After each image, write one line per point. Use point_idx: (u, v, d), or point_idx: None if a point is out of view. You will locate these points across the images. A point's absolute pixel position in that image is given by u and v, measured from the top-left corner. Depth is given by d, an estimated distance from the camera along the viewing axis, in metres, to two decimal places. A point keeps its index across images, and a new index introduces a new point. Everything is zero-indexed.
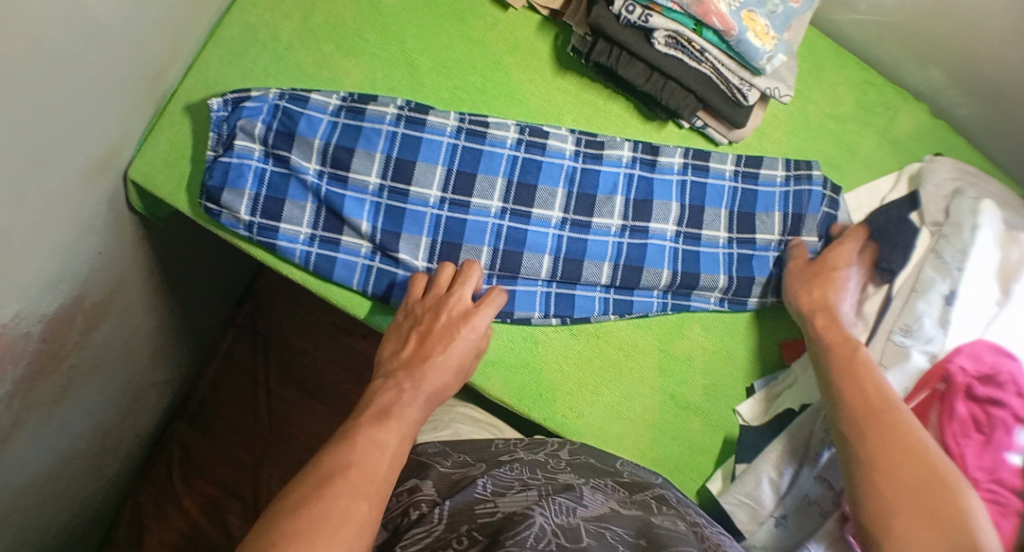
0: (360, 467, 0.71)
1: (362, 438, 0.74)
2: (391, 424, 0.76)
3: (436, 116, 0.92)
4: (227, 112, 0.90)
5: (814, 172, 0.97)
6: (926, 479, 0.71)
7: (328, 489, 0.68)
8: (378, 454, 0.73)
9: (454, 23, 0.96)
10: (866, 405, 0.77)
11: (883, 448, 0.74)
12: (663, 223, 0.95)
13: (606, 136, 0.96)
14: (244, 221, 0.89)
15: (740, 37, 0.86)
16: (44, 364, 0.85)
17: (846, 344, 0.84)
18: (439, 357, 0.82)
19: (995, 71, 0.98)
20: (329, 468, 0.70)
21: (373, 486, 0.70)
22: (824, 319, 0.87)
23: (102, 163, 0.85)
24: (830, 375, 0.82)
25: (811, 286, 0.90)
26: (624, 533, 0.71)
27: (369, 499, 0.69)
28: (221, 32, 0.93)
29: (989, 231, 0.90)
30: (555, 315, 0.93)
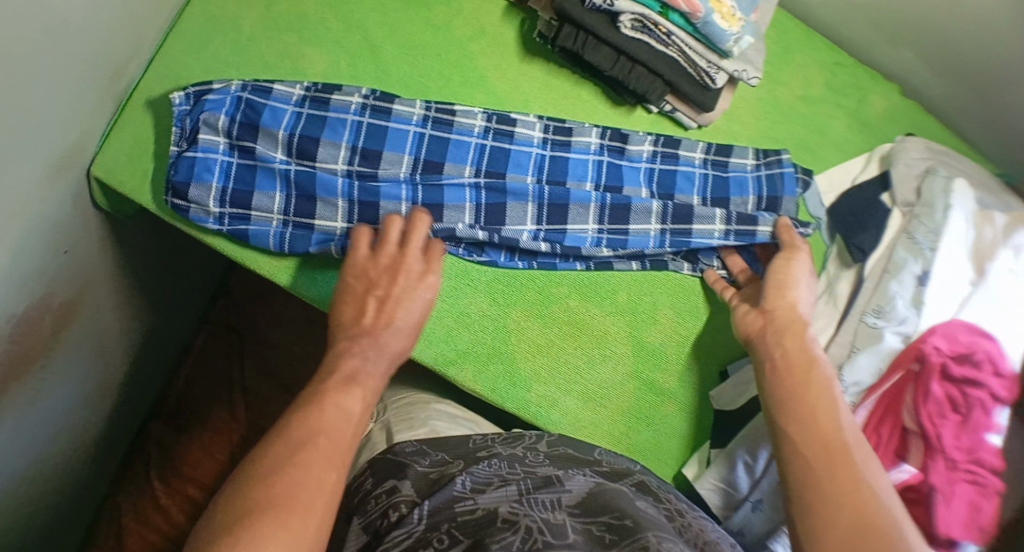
0: (322, 441, 0.69)
1: (328, 403, 0.73)
2: (358, 390, 0.75)
3: (401, 104, 0.91)
4: (189, 105, 0.89)
5: (783, 156, 0.96)
6: (861, 518, 0.66)
7: (297, 461, 0.67)
8: (342, 427, 0.72)
9: (418, 11, 0.95)
10: (822, 443, 0.73)
11: (834, 494, 0.69)
12: (644, 223, 0.92)
13: (574, 122, 0.95)
14: (214, 214, 0.88)
15: (706, 18, 0.85)
16: (13, 365, 0.84)
17: (803, 360, 0.80)
18: (411, 313, 0.81)
19: (962, 49, 0.98)
20: (298, 438, 0.69)
21: (338, 458, 0.69)
22: (800, 324, 0.83)
23: (64, 159, 0.84)
24: (783, 393, 0.78)
25: (779, 288, 0.86)
26: (608, 521, 0.69)
27: (338, 468, 0.69)
28: (181, 24, 0.92)
29: (961, 210, 0.90)
30: (545, 240, 0.92)
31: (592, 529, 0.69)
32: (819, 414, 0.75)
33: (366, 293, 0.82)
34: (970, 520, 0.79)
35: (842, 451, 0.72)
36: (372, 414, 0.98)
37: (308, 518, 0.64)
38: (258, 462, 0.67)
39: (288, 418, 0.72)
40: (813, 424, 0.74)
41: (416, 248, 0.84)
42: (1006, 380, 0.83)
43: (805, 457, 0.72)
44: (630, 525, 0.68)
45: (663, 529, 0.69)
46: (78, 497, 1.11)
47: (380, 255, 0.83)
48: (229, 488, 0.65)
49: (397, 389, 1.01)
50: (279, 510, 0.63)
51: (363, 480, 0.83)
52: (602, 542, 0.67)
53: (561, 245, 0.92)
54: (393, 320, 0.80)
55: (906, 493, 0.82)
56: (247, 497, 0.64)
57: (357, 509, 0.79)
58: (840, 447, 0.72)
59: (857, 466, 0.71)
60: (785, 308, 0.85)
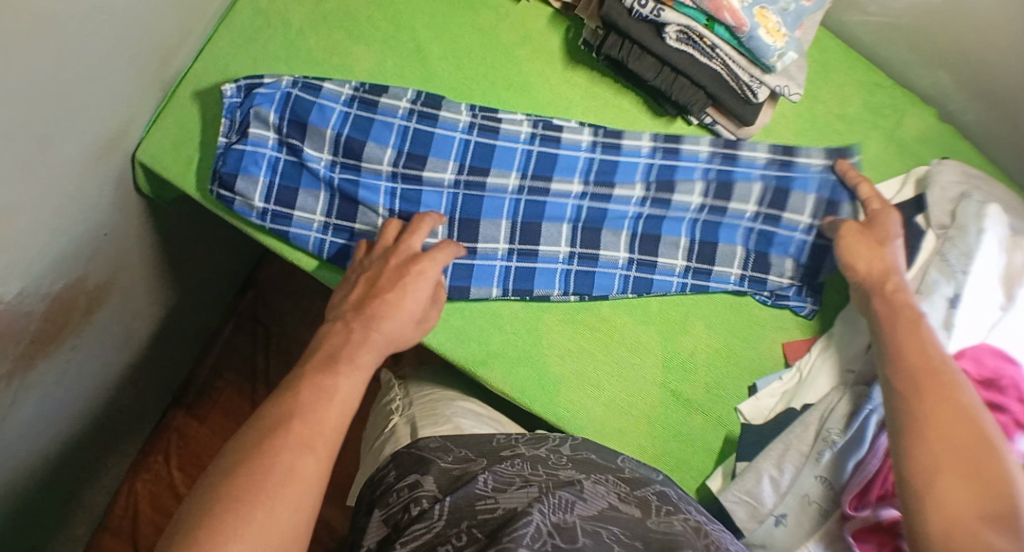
0: (300, 431, 0.65)
1: (306, 385, 0.68)
2: (341, 371, 0.70)
3: (448, 110, 0.92)
4: (240, 98, 0.89)
5: (852, 158, 0.95)
6: (971, 437, 0.72)
7: (276, 446, 0.63)
8: (325, 408, 0.67)
9: (466, 13, 0.96)
10: (921, 368, 0.77)
11: (931, 415, 0.74)
12: (687, 195, 0.95)
13: (622, 129, 0.96)
14: (257, 208, 0.89)
15: (751, 33, 0.85)
16: (43, 345, 0.84)
17: (912, 311, 0.81)
18: (399, 298, 0.77)
19: (1002, 78, 0.99)
20: (275, 422, 0.65)
21: (316, 448, 0.65)
22: (895, 282, 0.84)
23: (108, 143, 0.84)
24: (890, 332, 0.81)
25: (866, 256, 0.86)
26: (620, 535, 0.70)
27: (316, 453, 0.64)
28: (232, 16, 0.93)
29: (994, 235, 0.90)
30: (574, 293, 0.93)
31: (602, 536, 0.69)
32: (925, 339, 0.79)
33: (364, 275, 0.80)
34: None
35: (945, 376, 0.76)
36: (398, 407, 1.00)
37: (287, 505, 0.61)
38: (240, 452, 0.63)
39: (272, 401, 0.67)
40: (914, 347, 0.78)
41: (415, 236, 0.82)
42: None
43: (914, 376, 0.76)
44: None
45: (680, 546, 0.68)
46: (102, 473, 1.11)
47: (382, 252, 0.82)
48: (204, 478, 0.62)
49: (423, 383, 1.02)
50: (253, 498, 0.60)
51: (387, 472, 0.84)
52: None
53: (590, 293, 0.94)
54: (382, 294, 0.77)
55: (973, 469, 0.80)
56: (226, 486, 0.61)
57: (379, 500, 0.80)
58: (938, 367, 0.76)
59: (956, 385, 0.75)
60: (877, 263, 0.86)
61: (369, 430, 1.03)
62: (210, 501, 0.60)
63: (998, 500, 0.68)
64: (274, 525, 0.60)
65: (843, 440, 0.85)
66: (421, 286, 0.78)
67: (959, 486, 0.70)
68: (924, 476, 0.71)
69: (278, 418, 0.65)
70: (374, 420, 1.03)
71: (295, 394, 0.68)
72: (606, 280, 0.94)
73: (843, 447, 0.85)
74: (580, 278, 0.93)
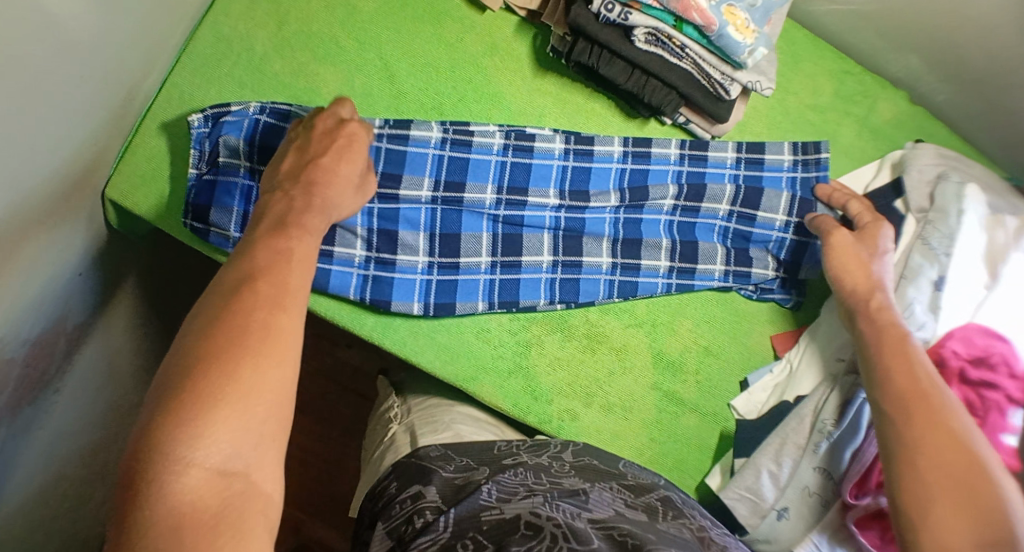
0: (264, 299, 0.62)
1: (261, 247, 0.66)
2: (291, 263, 0.65)
3: (419, 128, 0.90)
4: (207, 128, 0.89)
5: (823, 156, 0.96)
6: (964, 465, 0.71)
7: (244, 315, 0.60)
8: (284, 294, 0.63)
9: (431, 26, 0.95)
10: (908, 389, 0.77)
11: (921, 442, 0.73)
12: (660, 199, 0.95)
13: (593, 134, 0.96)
14: (233, 238, 0.87)
15: (720, 32, 0.85)
16: (28, 391, 0.83)
17: (895, 330, 0.82)
18: (352, 164, 0.78)
19: (972, 56, 0.99)
20: (231, 311, 0.60)
21: (284, 309, 0.62)
22: (880, 299, 0.84)
23: (78, 182, 0.83)
24: (875, 357, 0.81)
25: (853, 270, 0.87)
26: (631, 533, 0.69)
27: (282, 341, 0.60)
28: (193, 45, 0.92)
29: (974, 214, 0.90)
30: (560, 301, 0.93)
31: (613, 536, 0.68)
32: (912, 363, 0.79)
33: (282, 186, 0.74)
34: None
35: (934, 400, 0.76)
36: (397, 415, 0.99)
37: (274, 370, 0.59)
38: (204, 324, 0.60)
39: (228, 267, 0.65)
40: (901, 371, 0.78)
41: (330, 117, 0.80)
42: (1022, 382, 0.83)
43: (902, 403, 0.76)
44: (652, 539, 0.68)
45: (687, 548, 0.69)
46: None
47: (311, 120, 0.79)
48: (162, 376, 0.57)
49: (415, 394, 1.02)
50: (233, 367, 0.58)
51: (388, 483, 0.83)
52: (624, 546, 0.67)
53: (577, 300, 0.93)
54: (312, 184, 0.74)
55: None
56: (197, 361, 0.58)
57: (382, 513, 0.78)
58: (926, 391, 0.76)
59: (945, 409, 0.75)
60: (866, 277, 0.86)
61: (369, 438, 1.02)
62: (185, 372, 0.57)
63: (996, 527, 0.67)
64: (262, 388, 0.58)
65: (839, 431, 0.85)
66: (362, 149, 0.79)
67: (955, 515, 0.69)
68: (917, 508, 0.71)
69: (234, 308, 0.60)
70: (373, 429, 1.03)
71: (252, 258, 0.65)
72: (591, 286, 0.93)
73: (840, 436, 0.85)
74: (563, 286, 0.93)
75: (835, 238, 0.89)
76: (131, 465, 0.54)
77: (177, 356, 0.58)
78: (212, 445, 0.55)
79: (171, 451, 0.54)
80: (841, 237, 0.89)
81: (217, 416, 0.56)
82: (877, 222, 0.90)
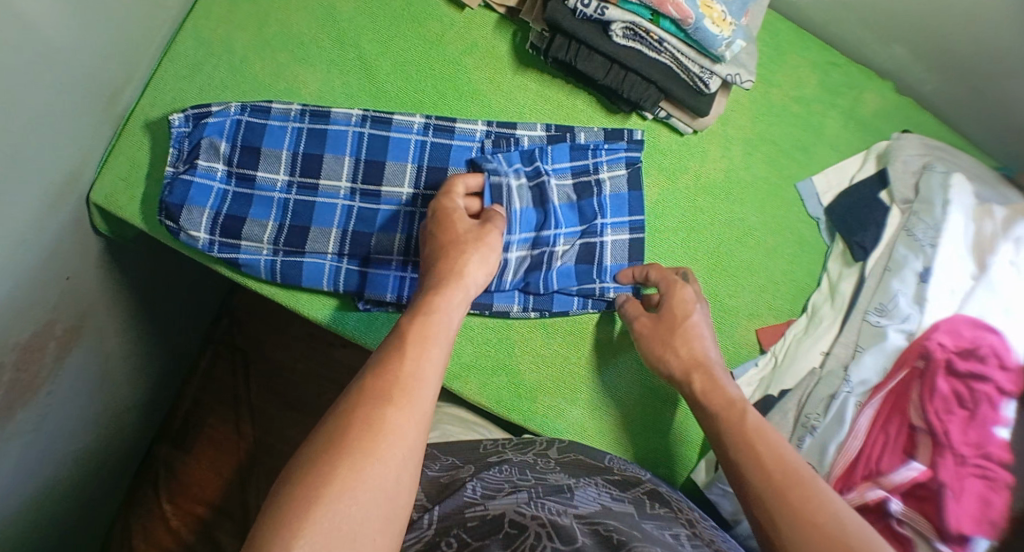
0: (404, 377, 0.67)
1: (427, 327, 0.70)
2: (435, 316, 0.71)
3: (401, 115, 0.92)
4: (189, 127, 0.89)
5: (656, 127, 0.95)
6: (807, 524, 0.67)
7: (375, 412, 0.64)
8: (429, 347, 0.69)
9: (410, 25, 0.96)
10: (765, 482, 0.71)
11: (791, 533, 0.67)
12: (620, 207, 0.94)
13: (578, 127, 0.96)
14: (203, 239, 0.88)
15: (697, 25, 0.85)
16: (17, 393, 0.84)
17: (730, 410, 0.78)
18: (450, 264, 0.76)
19: (954, 45, 0.98)
20: (415, 339, 0.69)
21: (414, 411, 0.65)
22: (700, 379, 0.81)
23: (63, 186, 0.84)
24: (727, 451, 0.75)
25: (671, 345, 0.84)
26: (614, 527, 0.70)
27: (432, 373, 0.68)
28: (174, 49, 0.93)
29: (960, 205, 0.90)
30: (534, 308, 0.92)
31: (599, 531, 0.69)
32: (759, 448, 0.73)
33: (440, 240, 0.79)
34: (980, 515, 0.76)
35: (798, 483, 0.70)
36: None
37: (385, 475, 0.62)
38: (324, 438, 0.63)
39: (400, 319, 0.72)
40: (755, 459, 0.73)
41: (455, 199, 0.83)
42: (1013, 374, 0.81)
43: (765, 505, 0.70)
44: (637, 535, 0.68)
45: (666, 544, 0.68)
46: (93, 516, 1.11)
47: (440, 203, 0.82)
48: (333, 410, 0.65)
49: None
50: (347, 479, 0.61)
51: None
52: (609, 543, 0.68)
53: (550, 310, 0.92)
54: (465, 273, 0.76)
55: (980, 460, 0.79)
56: (315, 482, 0.61)
57: None
58: (793, 477, 0.70)
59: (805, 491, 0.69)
60: (679, 357, 0.84)
61: None
62: (350, 399, 0.65)
63: None
64: (372, 497, 0.61)
65: (823, 424, 0.86)
66: (486, 252, 0.78)
67: None
68: None
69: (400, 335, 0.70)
70: None
71: (395, 360, 0.68)
72: (565, 279, 0.92)
73: (823, 431, 0.86)
74: (530, 277, 0.92)
75: (638, 326, 0.88)
76: (296, 471, 0.62)
77: (353, 388, 0.66)
78: (345, 465, 0.61)
79: (318, 467, 0.61)
80: (644, 320, 0.87)
81: (353, 445, 0.62)
82: (672, 291, 0.87)
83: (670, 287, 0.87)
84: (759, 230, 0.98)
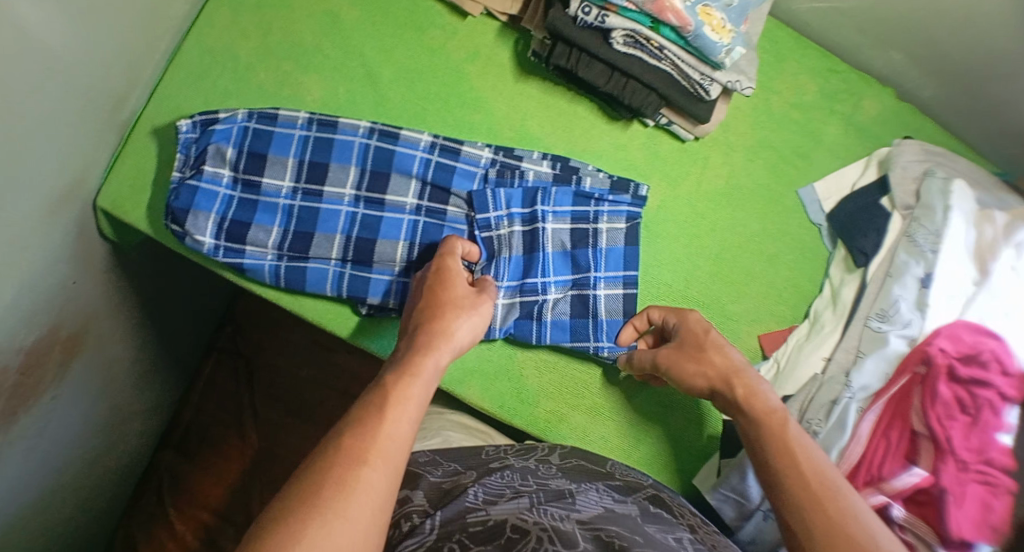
0: (380, 442, 0.67)
1: (403, 386, 0.72)
2: (414, 376, 0.73)
3: (409, 130, 0.93)
4: (196, 134, 0.90)
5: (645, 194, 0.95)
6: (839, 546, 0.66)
7: (350, 471, 0.65)
8: (405, 405, 0.71)
9: (413, 33, 0.96)
10: (811, 496, 0.69)
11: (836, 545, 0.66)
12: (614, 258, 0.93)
13: (580, 163, 0.96)
14: (209, 244, 0.88)
15: (696, 32, 0.86)
16: (22, 397, 0.85)
17: (772, 418, 0.75)
18: (439, 322, 0.78)
19: (953, 51, 0.98)
20: (391, 398, 0.71)
21: (385, 465, 0.66)
22: (743, 386, 0.78)
23: (69, 191, 0.85)
24: (771, 463, 0.72)
25: (703, 357, 0.81)
26: (616, 531, 0.70)
27: (405, 430, 0.69)
28: (179, 57, 0.94)
29: (961, 210, 0.90)
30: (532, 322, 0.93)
31: (600, 536, 0.69)
32: (796, 456, 0.72)
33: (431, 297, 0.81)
34: (981, 518, 0.78)
35: (832, 494, 0.69)
36: None
37: (353, 527, 0.62)
38: (295, 488, 0.64)
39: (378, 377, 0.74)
40: (794, 473, 0.71)
41: (453, 260, 0.84)
42: (1014, 379, 0.82)
43: (801, 513, 0.68)
44: (639, 541, 0.68)
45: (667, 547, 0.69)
46: (97, 520, 1.12)
47: (425, 273, 0.85)
48: (306, 463, 0.66)
49: None
50: (314, 529, 0.61)
51: None
52: (610, 546, 0.67)
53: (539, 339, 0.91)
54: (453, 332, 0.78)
55: (982, 468, 0.79)
56: (282, 532, 0.61)
57: None
58: (830, 484, 0.70)
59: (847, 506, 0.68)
60: (712, 368, 0.80)
61: None
62: (324, 453, 0.66)
63: None
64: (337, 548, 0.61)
65: (825, 429, 0.86)
66: (477, 317, 0.81)
67: None
68: None
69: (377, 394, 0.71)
70: None
71: (370, 416, 0.69)
72: (558, 333, 0.91)
73: (826, 436, 0.86)
74: (520, 326, 0.92)
75: (661, 349, 0.84)
76: (266, 519, 0.62)
77: (328, 444, 0.67)
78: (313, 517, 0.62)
79: (288, 518, 0.62)
80: (667, 343, 0.84)
81: (322, 498, 0.63)
82: (682, 317, 0.85)
83: (681, 314, 0.86)
84: (759, 236, 0.98)
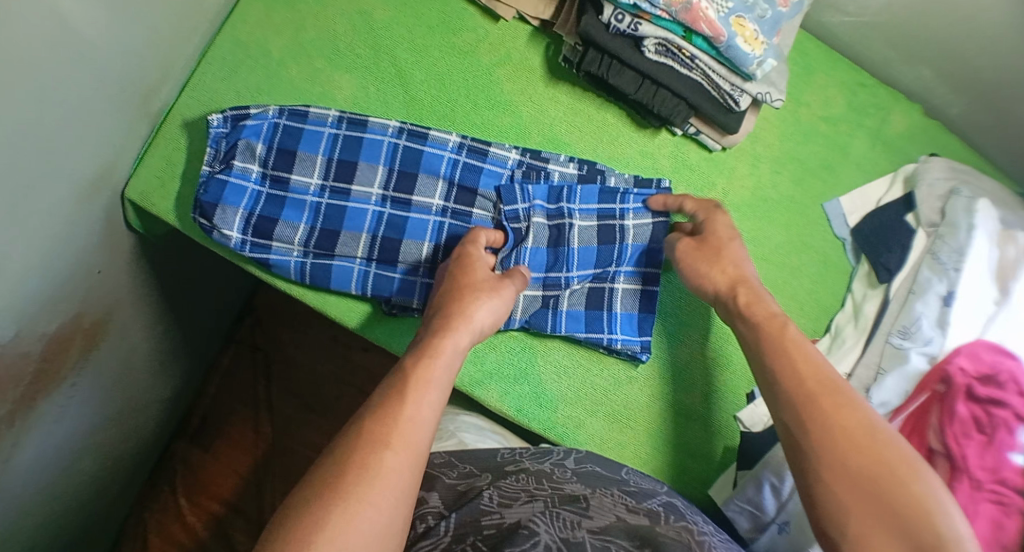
0: (402, 423, 0.68)
1: (424, 368, 0.72)
2: (435, 357, 0.73)
3: (437, 131, 0.93)
4: (226, 128, 0.90)
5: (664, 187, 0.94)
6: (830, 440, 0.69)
7: (372, 454, 0.65)
8: (427, 388, 0.71)
9: (445, 35, 0.97)
10: (797, 391, 0.72)
11: (829, 437, 0.69)
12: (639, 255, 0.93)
13: (604, 164, 0.96)
14: (236, 238, 0.89)
15: (729, 43, 0.86)
16: (43, 384, 0.85)
17: (772, 322, 0.78)
18: (462, 305, 0.78)
19: (983, 69, 0.98)
20: (413, 380, 0.71)
21: (406, 447, 0.67)
22: (746, 293, 0.81)
23: (98, 181, 0.85)
24: (765, 362, 0.76)
25: (716, 264, 0.84)
26: (626, 544, 0.71)
27: (427, 411, 0.70)
28: (212, 51, 0.94)
29: (984, 230, 0.90)
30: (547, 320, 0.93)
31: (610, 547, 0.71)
32: (793, 356, 0.74)
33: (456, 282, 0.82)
34: (992, 537, 0.76)
35: (828, 393, 0.72)
36: None
37: (378, 509, 0.63)
38: (319, 476, 0.65)
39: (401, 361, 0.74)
40: (791, 371, 0.74)
41: (479, 251, 0.85)
42: None
43: (795, 411, 0.71)
44: None
45: None
46: (109, 506, 1.12)
47: (450, 264, 0.85)
48: (330, 449, 0.67)
49: None
50: (338, 512, 0.62)
51: None
52: None
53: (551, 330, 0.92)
54: (474, 315, 0.78)
55: (998, 488, 0.78)
56: (308, 516, 0.62)
57: None
58: (826, 383, 0.72)
59: (841, 406, 0.71)
60: (722, 273, 0.84)
61: None
62: (346, 441, 0.67)
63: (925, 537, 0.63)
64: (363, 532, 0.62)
65: None
66: (499, 302, 0.81)
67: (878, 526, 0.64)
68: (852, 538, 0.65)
69: (399, 376, 0.72)
70: None
71: (392, 399, 0.69)
72: (572, 324, 0.92)
73: None
74: (535, 315, 0.92)
75: (680, 245, 0.87)
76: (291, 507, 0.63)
77: (350, 431, 0.68)
78: (337, 502, 0.63)
79: (313, 503, 0.63)
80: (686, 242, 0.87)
81: (346, 483, 0.64)
82: (710, 215, 0.87)
83: (707, 211, 0.88)
84: (782, 249, 0.99)
